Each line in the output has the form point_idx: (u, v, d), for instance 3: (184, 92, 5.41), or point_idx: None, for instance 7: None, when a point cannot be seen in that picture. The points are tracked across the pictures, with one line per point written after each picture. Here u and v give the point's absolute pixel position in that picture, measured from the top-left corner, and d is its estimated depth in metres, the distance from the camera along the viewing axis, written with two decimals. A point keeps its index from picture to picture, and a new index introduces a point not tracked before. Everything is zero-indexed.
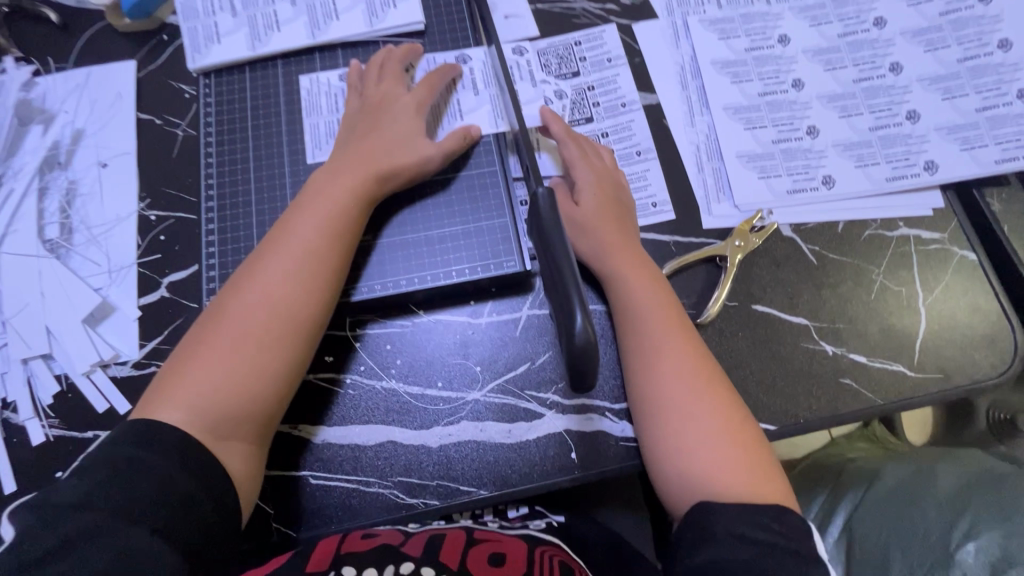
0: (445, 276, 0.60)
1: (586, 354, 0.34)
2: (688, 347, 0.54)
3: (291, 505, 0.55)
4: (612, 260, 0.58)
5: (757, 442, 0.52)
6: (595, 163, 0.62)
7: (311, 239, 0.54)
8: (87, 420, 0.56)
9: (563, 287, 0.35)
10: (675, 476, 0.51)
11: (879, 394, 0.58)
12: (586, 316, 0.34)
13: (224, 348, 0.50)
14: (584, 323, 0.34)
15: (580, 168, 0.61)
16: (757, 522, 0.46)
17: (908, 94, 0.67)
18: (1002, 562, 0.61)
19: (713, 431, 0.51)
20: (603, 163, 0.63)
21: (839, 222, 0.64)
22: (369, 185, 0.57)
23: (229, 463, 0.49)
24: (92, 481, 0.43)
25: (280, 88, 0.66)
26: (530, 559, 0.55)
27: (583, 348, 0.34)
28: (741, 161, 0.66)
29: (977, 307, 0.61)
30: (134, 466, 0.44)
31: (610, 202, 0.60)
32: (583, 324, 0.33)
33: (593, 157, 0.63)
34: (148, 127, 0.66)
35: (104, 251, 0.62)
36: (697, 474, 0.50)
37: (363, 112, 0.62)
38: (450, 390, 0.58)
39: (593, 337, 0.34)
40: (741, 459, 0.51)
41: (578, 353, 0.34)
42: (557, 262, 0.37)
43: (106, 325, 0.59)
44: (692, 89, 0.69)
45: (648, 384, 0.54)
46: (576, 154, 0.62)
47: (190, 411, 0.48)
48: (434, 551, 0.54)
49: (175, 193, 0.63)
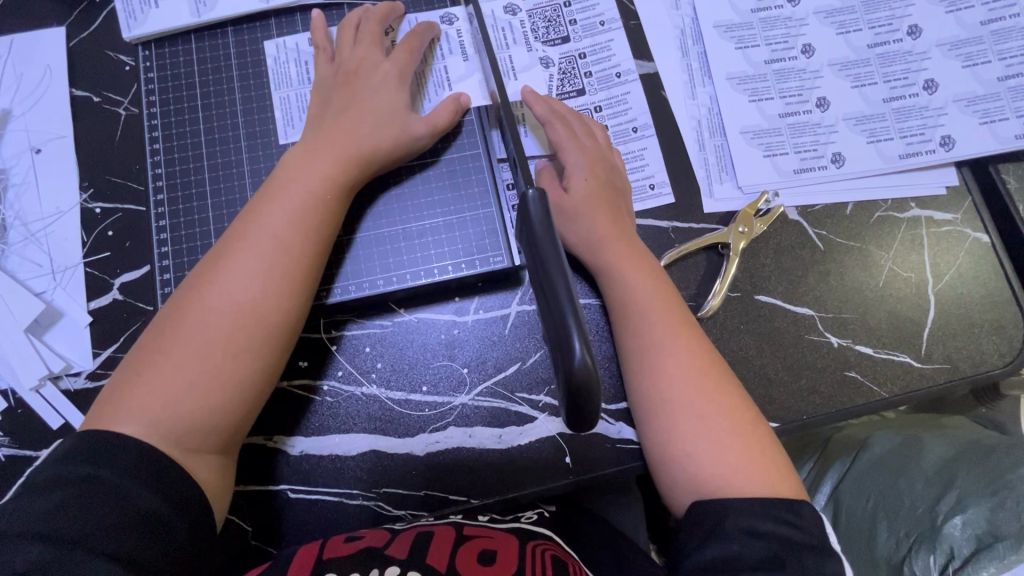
0: (427, 273, 0.55)
1: (586, 388, 0.30)
2: (691, 342, 0.51)
3: (270, 522, 0.52)
4: (608, 251, 0.53)
5: (768, 439, 0.49)
6: (587, 140, 0.57)
7: (282, 229, 0.47)
8: (40, 438, 0.51)
9: (559, 308, 0.31)
10: (686, 482, 0.48)
11: (885, 387, 0.56)
12: (585, 344, 0.30)
13: (187, 350, 0.44)
14: (583, 352, 0.30)
15: (570, 146, 0.56)
16: (772, 521, 0.44)
17: (927, 61, 0.61)
18: (988, 536, 0.59)
19: (723, 431, 0.48)
20: (597, 140, 0.57)
21: (848, 204, 0.60)
22: (345, 169, 0.51)
23: (198, 477, 0.43)
24: (46, 503, 0.37)
25: (232, 60, 0.58)
26: (524, 558, 0.47)
27: (581, 382, 0.30)
28: (746, 137, 0.61)
29: (986, 292, 0.58)
30: (95, 486, 0.38)
31: (604, 185, 0.55)
32: (583, 354, 0.30)
33: (584, 134, 0.57)
34: (84, 106, 0.59)
35: (45, 250, 0.55)
36: (710, 477, 0.47)
37: (339, 78, 0.55)
38: (436, 394, 0.54)
39: (593, 366, 0.30)
40: (754, 458, 0.47)
41: (579, 387, 0.30)
42: (547, 271, 0.33)
43: (54, 334, 0.54)
44: (694, 56, 0.63)
45: (652, 384, 0.50)
46: (565, 131, 0.56)
47: (148, 425, 0.42)
48: (420, 552, 0.46)
49: (120, 182, 0.57)
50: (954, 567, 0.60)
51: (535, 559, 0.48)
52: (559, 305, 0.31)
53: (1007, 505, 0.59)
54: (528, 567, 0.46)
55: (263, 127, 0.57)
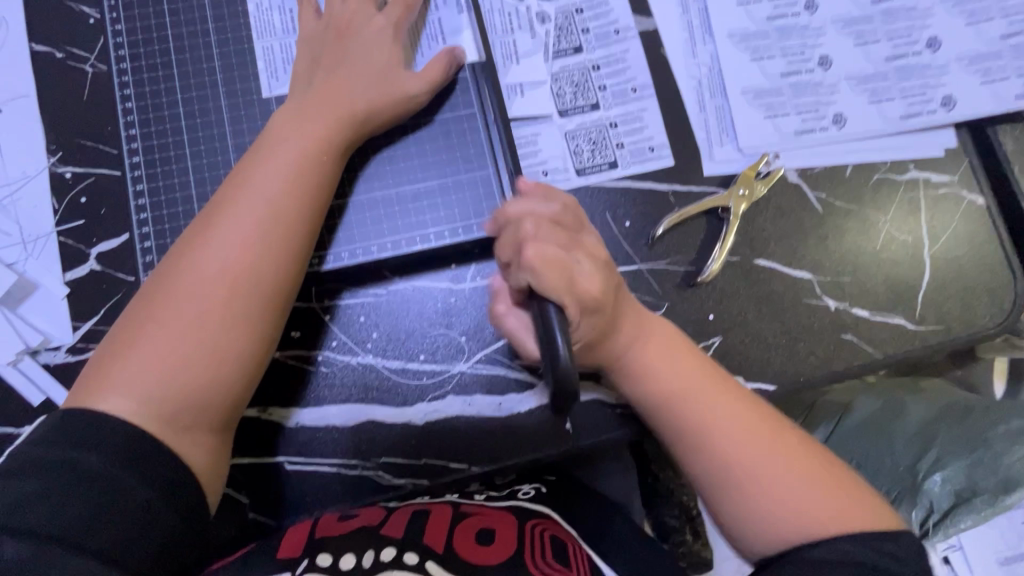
0: (422, 239, 0.53)
1: (566, 386, 0.32)
2: (748, 410, 0.46)
3: (267, 494, 0.51)
4: (642, 341, 0.47)
5: (852, 490, 0.44)
6: (568, 235, 0.42)
7: (275, 192, 0.45)
8: (21, 414, 0.49)
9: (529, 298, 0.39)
10: (762, 537, 0.43)
11: (879, 348, 0.56)
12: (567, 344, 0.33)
13: (180, 324, 0.42)
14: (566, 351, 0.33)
15: (557, 259, 0.39)
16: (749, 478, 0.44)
17: (930, 18, 0.60)
18: (965, 491, 0.69)
19: (795, 486, 0.43)
20: (582, 223, 0.45)
21: (848, 166, 0.59)
22: (339, 130, 0.48)
23: (191, 457, 0.41)
24: (23, 491, 0.35)
25: (207, 12, 0.54)
26: (524, 539, 0.48)
27: (563, 375, 0.32)
28: (747, 98, 0.59)
29: (981, 255, 0.58)
30: (75, 472, 0.36)
31: (605, 272, 0.42)
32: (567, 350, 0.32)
33: (566, 220, 0.44)
34: (46, 63, 0.54)
35: (13, 219, 0.52)
36: (792, 535, 0.42)
37: (328, 33, 0.52)
38: (434, 363, 0.53)
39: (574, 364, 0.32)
40: (839, 517, 0.42)
41: (560, 382, 0.32)
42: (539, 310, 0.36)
43: (29, 306, 0.51)
44: (694, 12, 0.60)
45: (717, 468, 0.45)
46: (535, 230, 0.41)
47: (141, 398, 0.40)
48: (417, 531, 0.46)
49: (92, 145, 0.53)
50: (934, 521, 0.70)
51: (532, 538, 0.48)
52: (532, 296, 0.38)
53: (985, 462, 0.69)
54: (527, 550, 0.47)
55: (243, 84, 0.53)
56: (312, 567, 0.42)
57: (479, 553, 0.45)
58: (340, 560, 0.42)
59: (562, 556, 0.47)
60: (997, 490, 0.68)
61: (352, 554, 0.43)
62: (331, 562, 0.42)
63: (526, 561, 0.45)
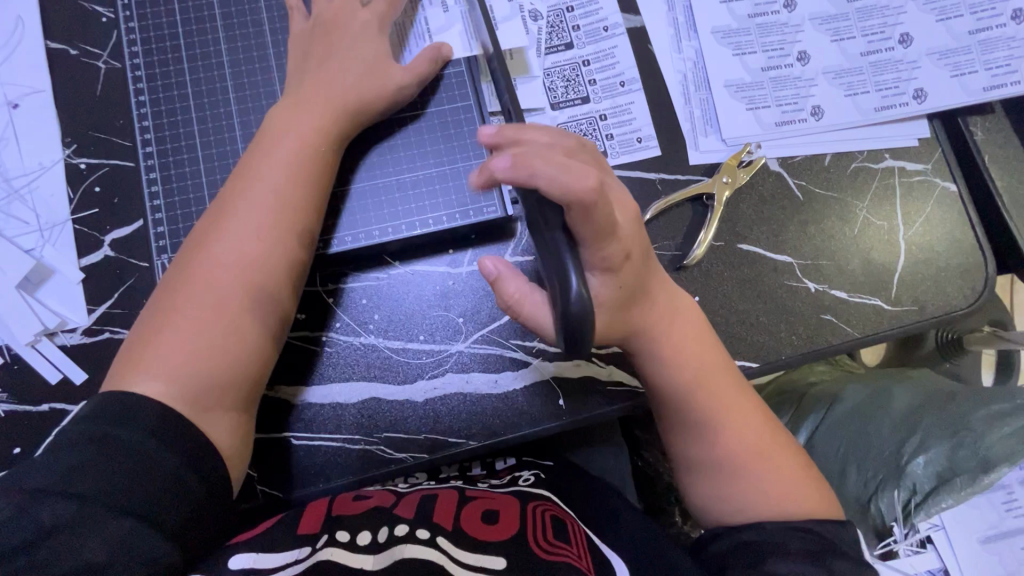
0: (421, 224, 0.56)
1: (579, 318, 0.35)
2: (741, 398, 0.51)
3: (275, 469, 0.53)
4: (668, 320, 0.49)
5: (818, 488, 0.50)
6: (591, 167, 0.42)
7: (282, 183, 0.48)
8: (39, 393, 0.52)
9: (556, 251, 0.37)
10: (729, 511, 0.49)
11: (858, 328, 0.59)
12: (580, 280, 0.35)
13: (202, 309, 0.45)
14: (579, 288, 0.35)
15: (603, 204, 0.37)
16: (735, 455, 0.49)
17: (902, 15, 0.63)
18: (947, 472, 0.70)
19: (762, 474, 0.49)
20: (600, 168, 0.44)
21: (826, 155, 0.62)
22: (334, 120, 0.51)
23: (216, 434, 0.44)
24: (66, 463, 0.37)
25: (215, 9, 0.57)
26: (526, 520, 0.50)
27: (576, 312, 0.35)
28: (729, 91, 0.62)
29: (954, 239, 0.61)
30: (112, 443, 0.38)
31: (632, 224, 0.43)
32: (580, 286, 0.35)
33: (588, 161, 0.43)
34: (62, 59, 0.57)
35: (30, 208, 0.55)
36: (752, 512, 0.48)
37: (314, 31, 0.54)
38: (433, 343, 0.56)
39: (587, 302, 0.35)
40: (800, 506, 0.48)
41: (573, 315, 0.35)
42: (552, 242, 0.37)
43: (46, 290, 0.53)
44: (679, 10, 0.63)
45: (704, 444, 0.50)
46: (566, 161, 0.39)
47: (170, 380, 0.43)
48: (427, 513, 0.49)
49: (107, 137, 0.56)
50: (915, 502, 0.71)
51: (535, 518, 0.50)
52: (556, 246, 0.37)
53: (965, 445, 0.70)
54: (529, 526, 0.49)
55: (249, 78, 0.56)
56: (333, 542, 0.45)
57: (485, 530, 0.48)
58: (357, 536, 0.46)
59: (563, 532, 0.49)
60: (976, 470, 0.68)
61: (368, 531, 0.46)
62: (349, 538, 0.45)
63: (529, 537, 0.47)
